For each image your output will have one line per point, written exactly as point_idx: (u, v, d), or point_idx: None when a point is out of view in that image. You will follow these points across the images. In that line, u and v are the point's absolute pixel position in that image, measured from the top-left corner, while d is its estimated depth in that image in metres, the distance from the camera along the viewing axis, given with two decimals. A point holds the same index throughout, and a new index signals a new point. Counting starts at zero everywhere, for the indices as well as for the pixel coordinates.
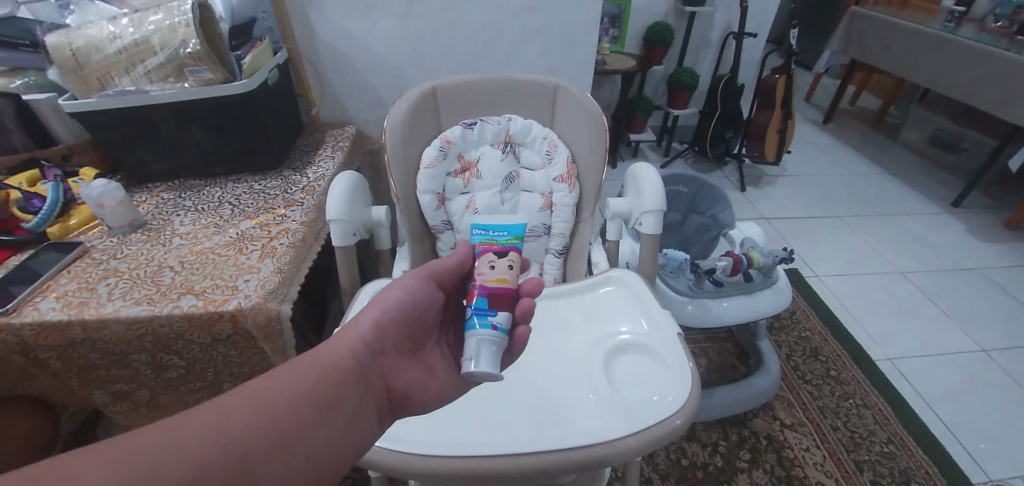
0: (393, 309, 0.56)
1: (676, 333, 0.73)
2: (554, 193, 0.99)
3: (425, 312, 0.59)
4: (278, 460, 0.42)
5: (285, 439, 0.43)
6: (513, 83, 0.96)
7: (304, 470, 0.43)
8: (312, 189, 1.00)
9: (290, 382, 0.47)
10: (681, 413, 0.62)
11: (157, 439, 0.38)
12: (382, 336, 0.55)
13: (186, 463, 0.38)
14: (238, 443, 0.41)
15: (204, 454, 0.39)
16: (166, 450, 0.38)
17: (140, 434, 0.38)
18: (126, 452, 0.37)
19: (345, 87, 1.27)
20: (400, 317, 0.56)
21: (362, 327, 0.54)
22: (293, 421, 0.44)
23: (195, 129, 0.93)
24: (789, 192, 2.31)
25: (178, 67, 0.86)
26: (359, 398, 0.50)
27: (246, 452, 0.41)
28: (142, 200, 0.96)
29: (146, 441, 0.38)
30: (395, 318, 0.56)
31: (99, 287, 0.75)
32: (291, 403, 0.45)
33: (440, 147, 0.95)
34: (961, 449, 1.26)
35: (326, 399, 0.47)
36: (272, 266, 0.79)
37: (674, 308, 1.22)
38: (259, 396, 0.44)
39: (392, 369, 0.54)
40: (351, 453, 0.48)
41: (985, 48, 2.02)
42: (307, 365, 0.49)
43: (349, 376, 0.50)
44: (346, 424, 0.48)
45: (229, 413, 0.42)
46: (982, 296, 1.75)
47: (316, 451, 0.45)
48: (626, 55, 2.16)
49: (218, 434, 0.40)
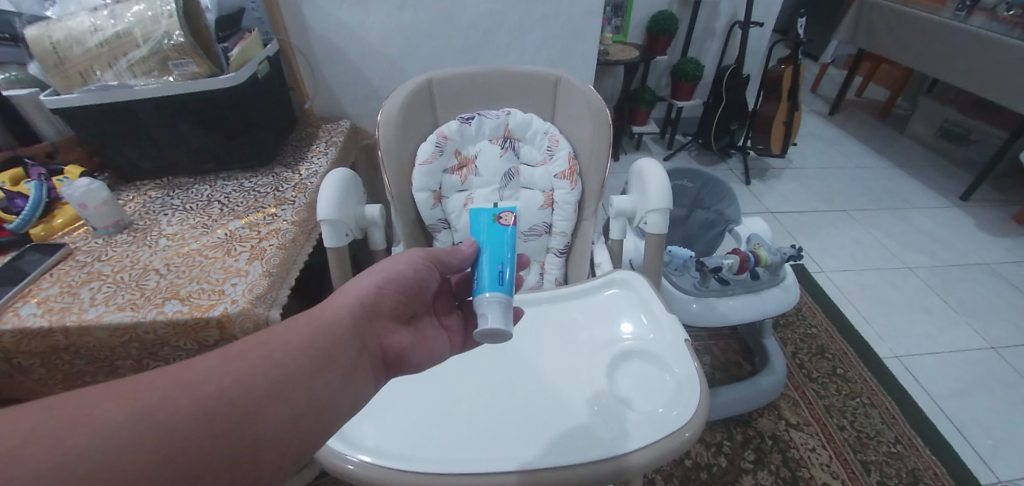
0: (395, 279, 0.54)
1: (683, 338, 0.69)
2: (555, 190, 0.96)
3: (424, 285, 0.57)
4: (268, 418, 0.40)
5: (285, 388, 0.42)
6: (512, 75, 0.92)
7: (303, 422, 0.43)
8: (304, 186, 0.97)
9: (280, 345, 0.45)
10: (690, 426, 0.58)
11: (133, 401, 0.36)
12: (380, 301, 0.54)
13: (173, 426, 0.36)
14: (228, 401, 0.39)
15: (193, 408, 0.38)
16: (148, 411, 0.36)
17: (114, 403, 0.36)
18: (105, 409, 0.35)
19: (339, 80, 1.23)
20: (401, 288, 0.55)
21: (358, 291, 0.53)
22: (283, 378, 0.43)
23: (183, 124, 0.90)
24: (794, 185, 2.27)
25: (162, 60, 0.82)
26: (355, 357, 0.49)
27: (233, 409, 0.39)
28: (128, 199, 0.93)
29: (121, 404, 0.36)
30: (395, 288, 0.54)
31: (81, 292, 0.72)
32: (279, 365, 0.43)
33: (436, 143, 0.91)
34: (968, 447, 1.24)
35: (318, 359, 0.46)
36: (260, 268, 0.76)
37: (681, 306, 1.18)
38: (248, 359, 0.42)
39: (388, 332, 0.54)
40: (344, 409, 0.46)
41: (997, 37, 1.97)
42: (295, 327, 0.47)
43: (342, 338, 0.49)
44: (344, 378, 0.47)
45: (215, 374, 0.40)
46: (991, 292, 1.71)
47: (308, 409, 0.43)
48: (629, 46, 2.11)
49: (203, 398, 0.38)
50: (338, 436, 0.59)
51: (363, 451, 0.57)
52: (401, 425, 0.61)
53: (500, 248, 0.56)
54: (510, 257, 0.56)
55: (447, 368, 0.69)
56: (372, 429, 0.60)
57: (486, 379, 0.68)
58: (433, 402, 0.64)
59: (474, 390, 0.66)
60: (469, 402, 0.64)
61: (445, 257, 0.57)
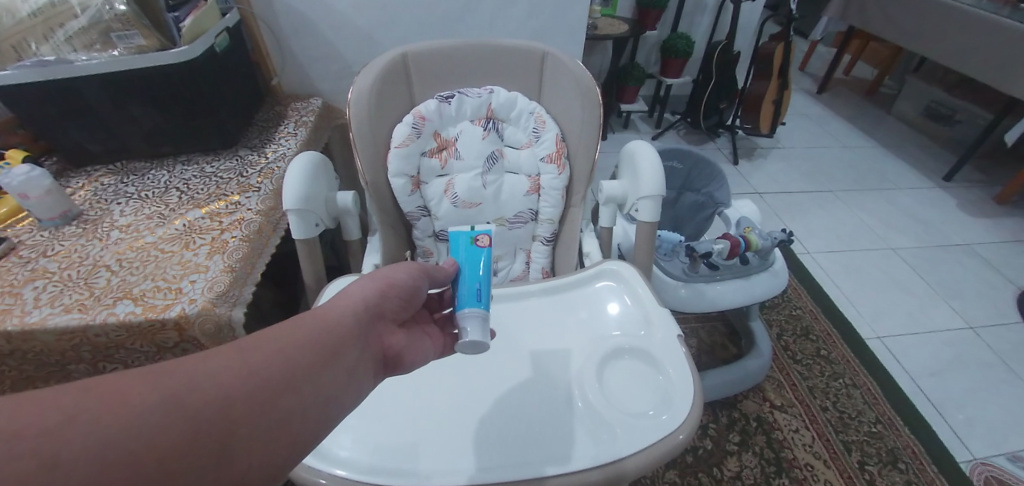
0: (397, 285, 0.48)
1: (677, 335, 0.66)
2: (541, 175, 0.91)
3: (421, 293, 0.51)
4: (269, 417, 0.34)
5: (286, 384, 0.36)
6: (495, 50, 0.85)
7: (307, 419, 0.36)
8: (271, 171, 0.90)
9: (286, 339, 0.38)
10: (684, 427, 0.56)
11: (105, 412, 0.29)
12: (384, 304, 0.47)
13: (165, 432, 0.30)
14: (227, 399, 0.32)
15: (190, 409, 0.31)
16: (138, 413, 0.29)
17: (100, 402, 0.29)
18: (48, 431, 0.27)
19: (309, 55, 1.15)
20: (401, 292, 0.48)
21: (366, 289, 0.46)
22: (288, 371, 0.36)
23: (134, 103, 0.82)
24: (781, 165, 2.25)
25: (103, 32, 0.75)
26: (362, 352, 0.42)
27: (234, 408, 0.32)
28: (77, 187, 0.86)
29: (106, 404, 0.29)
30: (395, 291, 0.48)
31: (24, 291, 0.65)
32: (283, 359, 0.36)
33: (413, 124, 0.84)
34: (945, 426, 1.26)
35: (326, 352, 0.39)
36: (222, 263, 0.70)
37: (668, 292, 1.15)
38: (250, 355, 0.35)
39: (388, 332, 0.47)
40: (351, 403, 0.39)
41: (987, 15, 1.94)
42: (301, 320, 0.40)
43: (351, 332, 0.42)
44: (351, 373, 0.40)
45: (214, 370, 0.33)
46: (971, 273, 1.73)
47: (313, 407, 0.36)
48: (618, 19, 2.03)
49: (204, 396, 0.32)
50: None
51: (335, 463, 0.53)
52: (374, 432, 0.57)
53: (476, 264, 0.55)
54: (486, 272, 0.55)
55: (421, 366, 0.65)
56: (345, 438, 0.56)
57: (464, 378, 0.64)
58: (408, 405, 0.60)
59: (451, 390, 0.62)
60: (449, 403, 0.60)
61: (445, 276, 0.54)
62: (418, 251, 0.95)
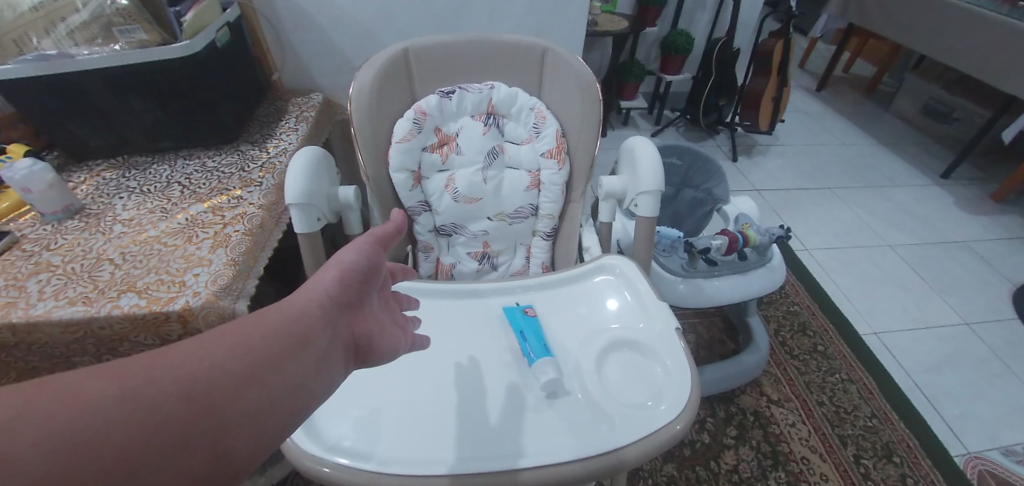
0: (353, 271, 0.46)
1: (674, 328, 0.67)
2: (542, 170, 0.92)
3: (382, 274, 0.49)
4: (230, 408, 0.33)
5: (249, 378, 0.35)
6: (495, 46, 0.86)
7: (271, 413, 0.36)
8: (273, 166, 0.90)
9: (249, 331, 0.38)
10: (682, 418, 0.57)
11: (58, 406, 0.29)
12: (346, 293, 0.45)
13: (120, 429, 0.30)
14: (186, 392, 0.32)
15: (151, 402, 0.31)
16: (96, 408, 0.29)
17: (56, 402, 0.29)
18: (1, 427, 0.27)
19: (309, 50, 1.15)
20: (364, 276, 0.47)
21: (325, 280, 0.44)
22: (252, 363, 0.36)
23: (133, 97, 0.82)
24: (780, 162, 2.26)
25: (105, 25, 0.76)
26: (328, 343, 0.41)
27: (194, 401, 0.32)
28: (79, 181, 0.86)
29: (66, 402, 0.29)
30: (358, 276, 0.46)
31: (28, 285, 0.66)
32: (245, 352, 0.36)
33: (414, 119, 0.85)
34: (940, 420, 1.27)
35: (290, 343, 0.39)
36: (225, 256, 0.71)
37: (667, 288, 1.17)
38: (212, 349, 0.35)
39: (356, 320, 0.46)
40: (317, 393, 0.39)
41: (987, 13, 1.94)
42: (263, 313, 0.40)
43: (316, 323, 0.41)
44: (316, 364, 0.40)
45: (176, 362, 0.33)
46: (967, 269, 1.74)
47: (277, 398, 0.36)
48: (618, 16, 2.03)
49: (157, 394, 0.31)
50: (310, 436, 0.56)
51: (339, 452, 0.54)
52: (378, 421, 0.57)
53: None
54: None
55: (423, 356, 0.66)
56: (349, 428, 0.57)
57: (466, 368, 0.64)
58: (410, 394, 0.61)
59: (453, 379, 0.63)
60: (453, 392, 0.61)
61: (391, 237, 0.50)
62: (418, 246, 0.95)
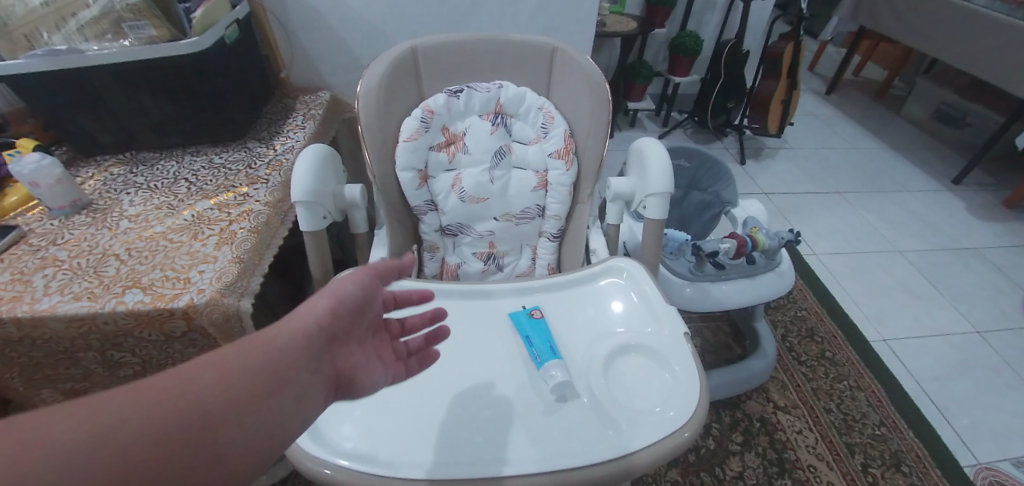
0: (342, 302, 0.45)
1: (683, 333, 0.66)
2: (549, 170, 0.91)
3: (371, 305, 0.49)
4: (204, 449, 0.33)
5: (225, 415, 0.35)
6: (504, 45, 0.85)
7: (247, 449, 0.35)
8: (279, 163, 0.90)
9: (229, 367, 0.37)
10: (689, 426, 0.56)
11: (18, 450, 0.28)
12: (333, 325, 0.45)
13: (87, 471, 0.29)
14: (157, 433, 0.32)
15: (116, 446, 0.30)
16: (62, 448, 0.29)
17: (22, 444, 0.28)
18: None
19: (318, 47, 1.15)
20: (352, 308, 0.46)
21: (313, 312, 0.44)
22: (230, 399, 0.36)
23: (142, 93, 0.82)
24: (789, 166, 2.24)
25: (115, 21, 0.76)
26: (309, 377, 0.41)
27: (166, 441, 0.32)
28: (87, 176, 0.86)
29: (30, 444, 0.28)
30: (346, 308, 0.46)
31: (34, 279, 0.66)
32: (225, 388, 0.36)
33: (421, 117, 0.84)
34: (950, 430, 1.25)
35: (271, 378, 0.38)
36: (230, 254, 0.70)
37: (675, 291, 1.15)
38: (190, 385, 0.35)
39: (341, 351, 0.46)
40: (296, 431, 0.38)
41: (1001, 17, 1.91)
42: (245, 346, 0.39)
43: (299, 356, 0.41)
44: (296, 399, 0.39)
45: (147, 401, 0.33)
46: (979, 277, 1.72)
47: (250, 437, 0.36)
48: (627, 17, 2.02)
49: (127, 435, 0.31)
50: (310, 436, 0.55)
51: (342, 454, 0.53)
52: (381, 421, 0.57)
53: None
54: None
55: None
56: (352, 429, 0.56)
57: (471, 369, 0.63)
58: (414, 394, 0.60)
59: (456, 380, 0.62)
60: (456, 393, 0.60)
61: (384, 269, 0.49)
62: (424, 245, 0.95)
